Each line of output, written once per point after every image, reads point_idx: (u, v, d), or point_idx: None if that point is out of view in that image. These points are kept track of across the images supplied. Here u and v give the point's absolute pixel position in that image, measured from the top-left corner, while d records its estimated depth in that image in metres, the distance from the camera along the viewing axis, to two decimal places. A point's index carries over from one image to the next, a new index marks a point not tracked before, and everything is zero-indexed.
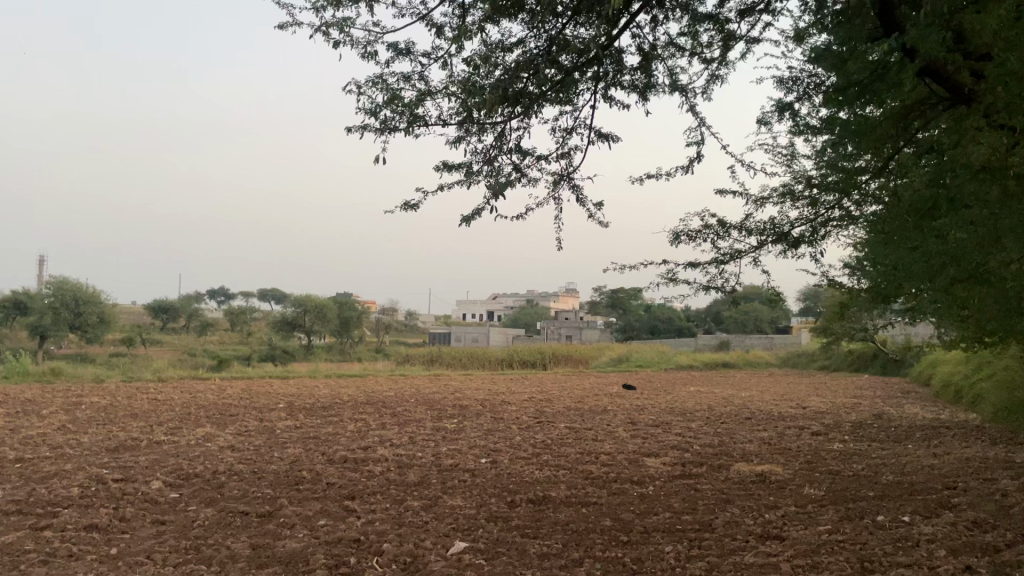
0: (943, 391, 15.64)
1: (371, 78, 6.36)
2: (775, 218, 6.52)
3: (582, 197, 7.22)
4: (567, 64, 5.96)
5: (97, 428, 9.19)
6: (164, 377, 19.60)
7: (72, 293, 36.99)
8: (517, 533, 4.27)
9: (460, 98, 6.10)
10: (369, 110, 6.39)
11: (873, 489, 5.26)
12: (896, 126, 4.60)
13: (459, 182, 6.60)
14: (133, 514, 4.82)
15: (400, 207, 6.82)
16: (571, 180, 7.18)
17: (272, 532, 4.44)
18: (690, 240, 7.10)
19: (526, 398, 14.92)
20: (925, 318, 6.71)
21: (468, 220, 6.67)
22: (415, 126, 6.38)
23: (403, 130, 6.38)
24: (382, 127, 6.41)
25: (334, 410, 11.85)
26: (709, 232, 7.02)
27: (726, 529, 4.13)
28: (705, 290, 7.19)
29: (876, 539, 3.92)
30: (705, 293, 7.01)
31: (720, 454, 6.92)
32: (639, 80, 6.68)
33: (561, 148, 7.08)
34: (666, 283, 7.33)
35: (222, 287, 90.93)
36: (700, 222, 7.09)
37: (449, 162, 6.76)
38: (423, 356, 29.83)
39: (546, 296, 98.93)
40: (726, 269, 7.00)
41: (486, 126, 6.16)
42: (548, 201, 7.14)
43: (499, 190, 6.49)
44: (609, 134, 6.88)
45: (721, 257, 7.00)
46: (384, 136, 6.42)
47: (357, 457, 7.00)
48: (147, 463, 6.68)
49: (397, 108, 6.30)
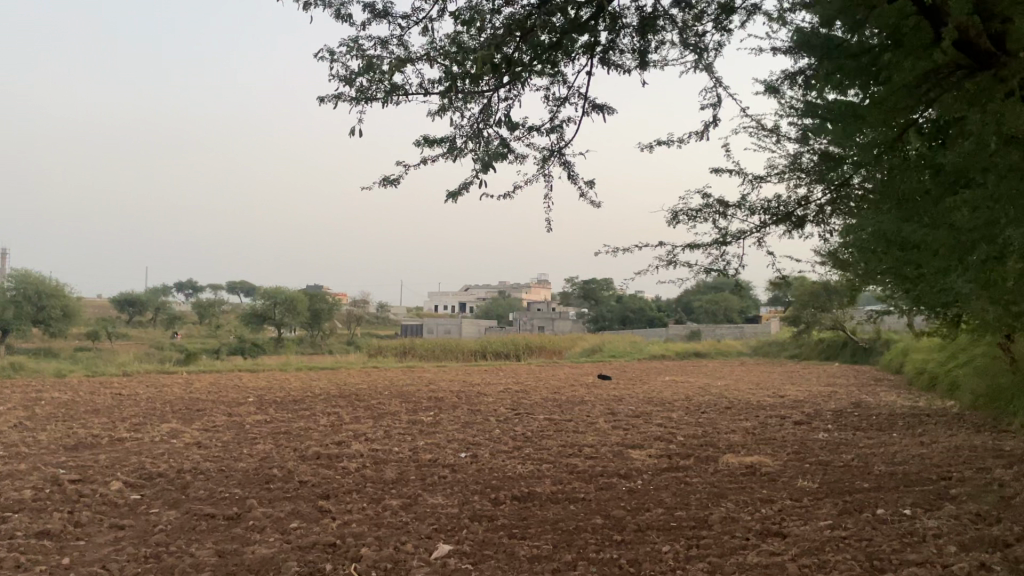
0: (916, 377, 15.67)
1: (345, 43, 6.05)
2: (777, 197, 6.28)
3: (574, 173, 6.99)
4: (559, 27, 5.70)
5: (55, 425, 8.77)
6: (130, 371, 19.09)
7: (34, 287, 36.05)
8: (504, 534, 4.03)
9: (444, 64, 5.83)
10: (344, 78, 6.09)
11: (868, 481, 5.09)
12: (908, 99, 4.40)
13: (444, 156, 6.35)
14: (90, 518, 4.50)
15: (379, 182, 6.57)
16: (562, 157, 6.93)
17: (239, 536, 4.15)
18: (688, 220, 6.85)
19: (502, 389, 14.66)
20: (929, 301, 6.51)
21: (454, 195, 6.40)
22: (394, 95, 6.10)
23: (380, 100, 6.09)
24: (358, 96, 6.11)
25: (306, 403, 11.52)
26: (709, 212, 6.77)
27: (724, 526, 3.92)
28: (704, 272, 6.97)
29: (882, 535, 3.74)
30: (706, 275, 6.75)
31: (705, 445, 6.74)
32: (635, 46, 6.41)
33: (553, 121, 6.83)
34: (665, 267, 6.77)
35: (189, 280, 89.84)
36: (699, 202, 6.83)
37: (430, 137, 6.52)
38: (396, 348, 29.46)
39: (517, 287, 98.65)
40: (727, 250, 6.78)
41: (473, 94, 5.90)
42: (539, 179, 6.88)
43: (488, 163, 6.24)
44: (603, 105, 6.64)
45: (720, 238, 6.76)
46: (360, 105, 6.13)
47: (331, 453, 6.72)
48: (106, 462, 6.33)
49: (374, 76, 6.00)
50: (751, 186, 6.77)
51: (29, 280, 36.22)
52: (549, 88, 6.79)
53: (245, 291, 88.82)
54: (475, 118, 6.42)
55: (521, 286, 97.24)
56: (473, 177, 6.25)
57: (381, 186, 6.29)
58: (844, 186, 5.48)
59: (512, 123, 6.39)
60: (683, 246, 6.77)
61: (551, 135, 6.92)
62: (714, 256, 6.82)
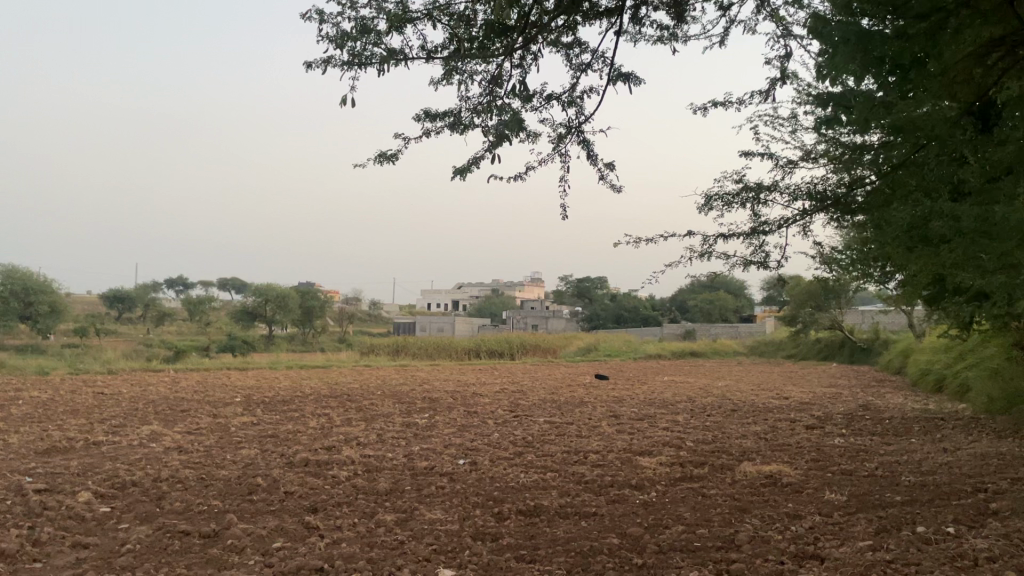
0: (920, 378, 15.36)
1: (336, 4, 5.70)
2: (819, 183, 5.86)
3: (593, 153, 6.79)
4: None
5: (30, 427, 8.34)
6: (115, 370, 18.62)
7: (22, 282, 35.59)
8: (512, 557, 3.64)
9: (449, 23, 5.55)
10: (336, 42, 5.73)
11: (899, 493, 4.74)
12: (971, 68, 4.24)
13: (451, 131, 6.16)
14: (50, 536, 4.10)
15: (377, 157, 6.32)
16: (580, 134, 6.76)
17: (216, 558, 3.76)
18: (723, 205, 6.42)
19: (498, 389, 14.26)
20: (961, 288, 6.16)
21: (464, 170, 6.34)
22: (391, 61, 5.76)
23: (376, 66, 5.75)
24: (352, 61, 5.76)
25: (295, 404, 11.14)
26: (745, 197, 6.33)
27: (754, 548, 3.55)
28: (741, 265, 6.40)
29: (932, 559, 3.37)
30: (745, 267, 6.24)
31: (718, 452, 6.37)
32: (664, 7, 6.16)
33: (571, 96, 6.73)
34: (696, 256, 6.28)
35: (180, 278, 89.10)
36: (732, 186, 6.40)
37: (432, 111, 6.31)
38: (388, 345, 28.98)
39: (511, 285, 98.27)
40: (766, 240, 6.25)
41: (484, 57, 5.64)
42: (555, 156, 6.67)
43: (499, 135, 6.02)
44: (630, 74, 6.42)
45: (757, 225, 6.28)
46: (354, 71, 5.79)
47: (321, 459, 6.31)
48: (78, 469, 5.91)
49: (370, 39, 5.66)
50: (787, 171, 6.37)
51: (16, 275, 35.72)
52: (569, 57, 6.59)
53: (238, 288, 87.85)
54: (487, 88, 6.23)
55: (515, 284, 97.12)
56: (483, 151, 6.04)
57: (381, 160, 6.02)
58: (888, 169, 5.10)
59: (525, 96, 6.21)
60: (716, 234, 6.28)
61: (568, 110, 6.77)
62: (751, 247, 6.26)
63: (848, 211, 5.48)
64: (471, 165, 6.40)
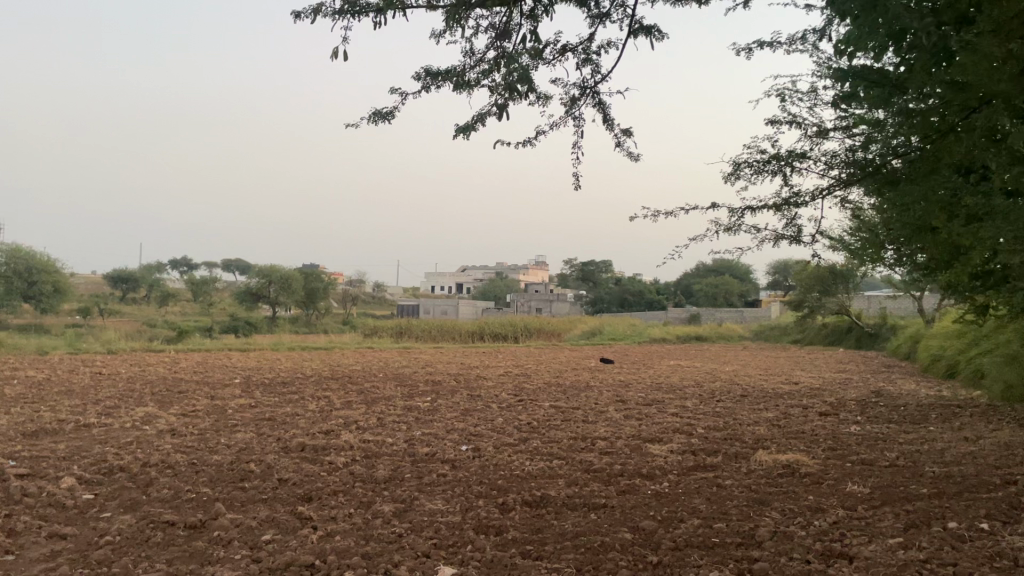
0: (931, 364, 15.13)
1: None
2: (853, 152, 5.57)
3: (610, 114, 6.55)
4: None
5: (22, 407, 8.15)
6: (117, 350, 18.43)
7: (25, 262, 35.39)
8: (516, 553, 3.42)
9: None
10: None
11: (926, 485, 4.50)
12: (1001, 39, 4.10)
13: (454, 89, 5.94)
14: (27, 526, 3.89)
15: (371, 115, 6.05)
16: (596, 94, 6.51)
17: (200, 552, 3.54)
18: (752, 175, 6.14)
19: (502, 372, 14.07)
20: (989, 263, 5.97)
21: (467, 130, 6.13)
22: (390, 11, 5.49)
23: (373, 14, 5.46)
24: (346, 8, 5.47)
25: (295, 386, 10.93)
26: (775, 167, 6.05)
27: (776, 545, 3.32)
28: (772, 240, 6.09)
29: (968, 558, 3.14)
30: (776, 241, 5.94)
31: (730, 439, 6.14)
32: None
33: (587, 53, 6.47)
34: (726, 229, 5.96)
35: (184, 260, 89.04)
36: (762, 156, 6.11)
37: (434, 70, 6.09)
38: (391, 327, 28.82)
39: (515, 268, 97.91)
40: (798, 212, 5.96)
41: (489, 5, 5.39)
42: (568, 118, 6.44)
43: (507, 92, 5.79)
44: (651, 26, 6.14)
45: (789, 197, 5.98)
46: (349, 18, 5.50)
47: (318, 444, 6.08)
48: (65, 453, 5.69)
49: None
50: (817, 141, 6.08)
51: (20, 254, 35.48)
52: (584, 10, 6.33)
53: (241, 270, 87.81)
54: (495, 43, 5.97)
55: (519, 267, 96.99)
56: (490, 109, 5.83)
57: (376, 116, 5.75)
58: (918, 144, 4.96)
59: (535, 50, 5.93)
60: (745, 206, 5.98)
61: (584, 68, 6.51)
62: (783, 220, 5.96)
63: (885, 182, 5.23)
64: (474, 125, 6.17)
